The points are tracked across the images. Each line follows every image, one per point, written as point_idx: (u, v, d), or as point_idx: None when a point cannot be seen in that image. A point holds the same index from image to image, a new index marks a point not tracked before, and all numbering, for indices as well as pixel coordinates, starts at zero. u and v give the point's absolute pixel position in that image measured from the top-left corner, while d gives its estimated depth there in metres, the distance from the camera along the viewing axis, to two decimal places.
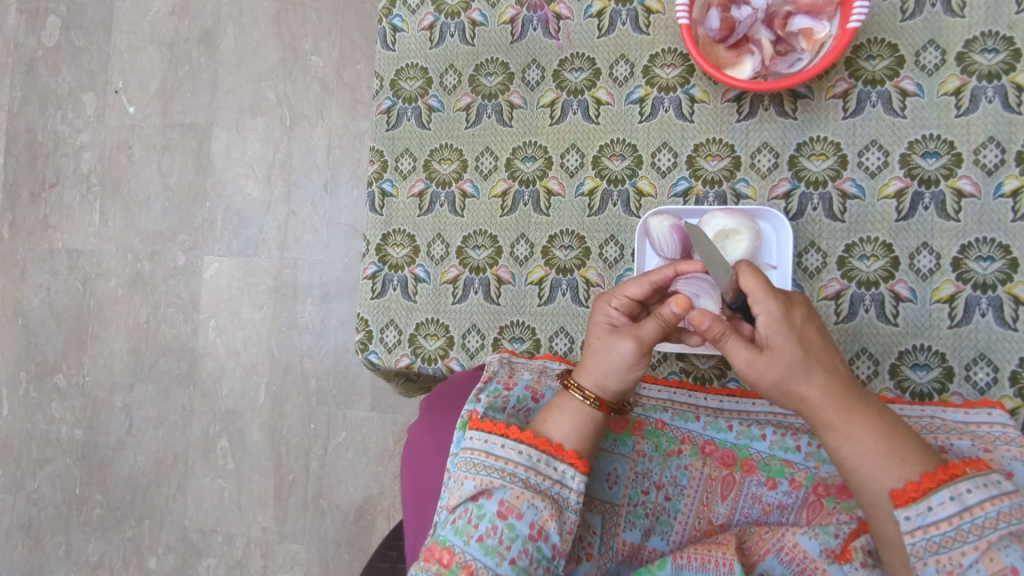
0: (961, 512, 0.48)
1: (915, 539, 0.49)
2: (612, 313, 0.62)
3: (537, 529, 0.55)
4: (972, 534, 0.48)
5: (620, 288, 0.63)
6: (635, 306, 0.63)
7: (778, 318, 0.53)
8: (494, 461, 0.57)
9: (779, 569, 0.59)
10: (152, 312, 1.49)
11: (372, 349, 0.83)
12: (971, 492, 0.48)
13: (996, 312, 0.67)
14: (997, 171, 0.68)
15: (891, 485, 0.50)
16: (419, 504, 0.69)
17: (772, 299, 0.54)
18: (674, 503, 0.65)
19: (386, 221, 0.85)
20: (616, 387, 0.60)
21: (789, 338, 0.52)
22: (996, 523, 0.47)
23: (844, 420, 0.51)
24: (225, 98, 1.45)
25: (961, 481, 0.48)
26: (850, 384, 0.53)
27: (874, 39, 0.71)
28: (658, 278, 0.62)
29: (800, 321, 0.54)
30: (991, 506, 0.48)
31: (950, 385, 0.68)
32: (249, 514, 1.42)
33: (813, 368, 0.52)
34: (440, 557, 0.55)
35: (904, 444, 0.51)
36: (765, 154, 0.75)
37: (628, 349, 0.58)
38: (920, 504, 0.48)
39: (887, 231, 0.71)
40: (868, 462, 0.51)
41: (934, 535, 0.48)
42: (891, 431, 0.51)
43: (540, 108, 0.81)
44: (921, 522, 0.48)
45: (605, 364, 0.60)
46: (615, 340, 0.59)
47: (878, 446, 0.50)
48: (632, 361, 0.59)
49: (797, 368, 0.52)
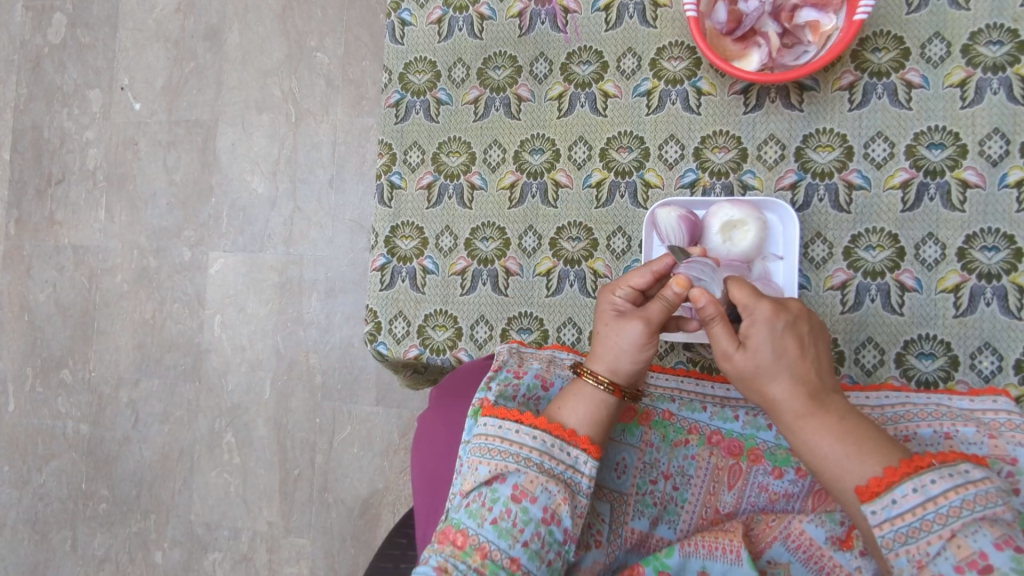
0: (924, 502, 0.47)
1: (884, 532, 0.49)
2: (617, 301, 0.63)
3: (550, 513, 0.56)
4: (936, 523, 0.47)
5: (624, 278, 0.65)
6: (639, 296, 0.64)
7: (762, 321, 0.55)
8: (509, 446, 0.58)
9: (786, 556, 0.60)
10: (158, 308, 1.50)
11: (381, 340, 0.84)
12: (935, 483, 0.48)
13: (1000, 301, 0.68)
14: (1002, 163, 0.68)
15: (855, 482, 0.51)
16: (429, 491, 0.70)
17: (759, 304, 0.56)
18: (682, 492, 0.66)
19: (395, 213, 0.85)
20: (629, 369, 0.61)
21: (766, 341, 0.55)
22: (960, 511, 0.47)
23: (807, 420, 0.54)
24: (230, 94, 1.46)
25: (925, 472, 0.48)
26: (821, 389, 0.55)
27: (879, 31, 0.72)
28: (659, 266, 0.63)
29: (782, 325, 0.56)
30: (955, 495, 0.47)
31: (955, 374, 0.69)
32: (254, 508, 1.42)
33: (783, 370, 0.55)
34: (454, 539, 0.56)
35: (868, 447, 0.51)
36: (771, 146, 0.75)
37: (637, 330, 0.60)
38: (884, 497, 0.49)
39: (893, 221, 0.71)
40: (831, 461, 0.52)
41: (901, 527, 0.48)
42: (857, 434, 0.52)
43: (547, 102, 0.82)
44: (886, 515, 0.49)
45: (616, 348, 0.61)
46: (623, 324, 0.61)
47: (842, 447, 0.52)
48: (641, 341, 0.60)
49: (768, 368, 0.55)
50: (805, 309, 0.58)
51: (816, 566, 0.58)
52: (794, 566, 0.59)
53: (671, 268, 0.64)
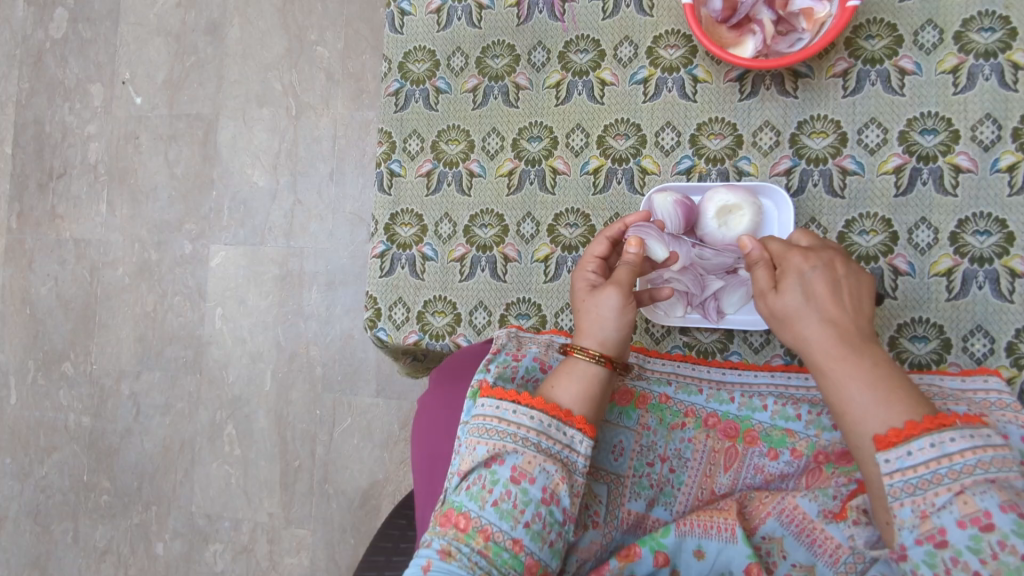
0: (940, 457, 0.48)
1: (893, 480, 0.50)
2: (589, 275, 0.67)
3: (550, 493, 0.57)
4: (947, 478, 0.48)
5: (586, 254, 0.70)
6: (605, 265, 0.70)
7: (792, 268, 0.61)
8: (506, 426, 0.59)
9: (779, 530, 0.61)
10: (159, 301, 1.51)
11: (380, 327, 0.84)
12: (954, 441, 0.49)
13: (992, 284, 0.69)
14: (994, 148, 0.69)
15: (874, 430, 0.52)
16: (429, 472, 0.71)
17: (793, 255, 0.61)
18: (678, 475, 0.67)
19: (394, 201, 0.86)
20: (614, 335, 0.63)
21: (797, 285, 0.59)
22: (973, 469, 0.48)
23: (834, 362, 0.55)
24: (231, 88, 1.46)
25: (947, 431, 0.49)
26: (854, 336, 0.56)
27: (873, 19, 0.72)
28: (612, 233, 0.70)
29: (814, 273, 0.60)
30: (972, 454, 0.48)
31: (948, 356, 0.70)
32: (255, 499, 1.43)
33: (811, 314, 0.58)
34: (457, 522, 0.57)
35: (893, 395, 0.52)
36: (766, 133, 0.76)
37: (613, 296, 0.64)
38: (900, 448, 0.50)
39: (886, 206, 0.72)
40: (851, 404, 0.53)
41: (911, 477, 0.49)
42: (884, 382, 0.53)
43: (545, 90, 0.82)
44: (899, 464, 0.50)
45: (599, 318, 0.64)
46: (598, 294, 0.65)
47: (864, 391, 0.53)
48: (620, 305, 0.63)
49: (799, 309, 0.59)
50: (849, 263, 0.61)
51: (808, 539, 0.59)
52: (788, 540, 0.60)
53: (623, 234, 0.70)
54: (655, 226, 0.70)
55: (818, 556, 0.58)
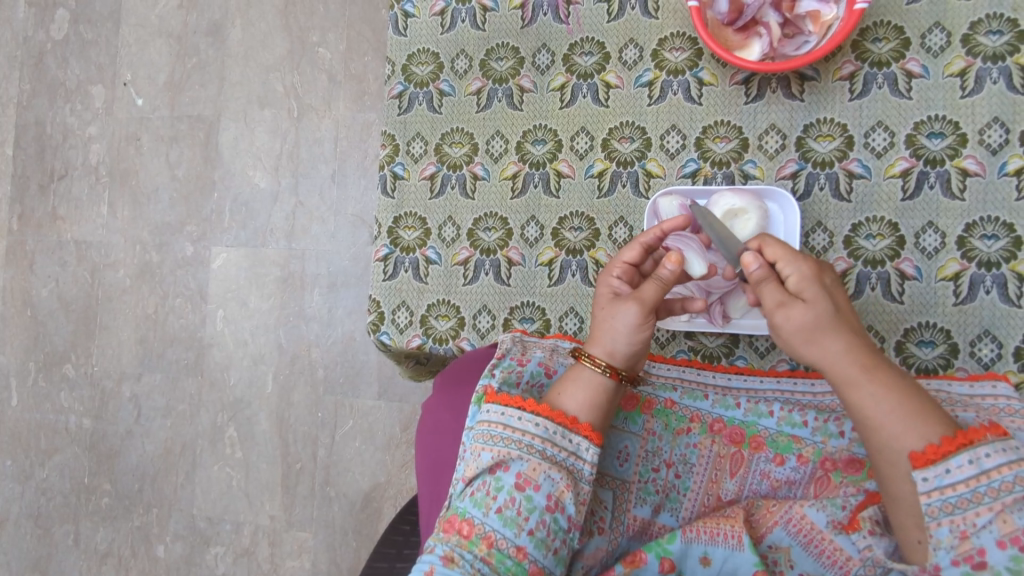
0: (978, 475, 0.49)
1: (931, 500, 0.50)
2: (615, 282, 0.65)
3: (554, 500, 0.57)
4: (987, 496, 0.48)
5: (617, 258, 0.67)
6: (634, 272, 0.67)
7: (808, 276, 0.56)
8: (511, 433, 0.58)
9: (787, 540, 0.60)
10: (160, 303, 1.50)
11: (383, 330, 0.84)
12: (989, 457, 0.49)
13: (1000, 289, 0.68)
14: (1002, 151, 0.68)
15: (911, 446, 0.51)
16: (433, 478, 0.70)
17: (805, 262, 0.57)
18: (684, 480, 0.66)
19: (398, 204, 0.86)
20: (625, 350, 0.62)
21: (819, 295, 0.55)
22: (1011, 486, 0.48)
23: (867, 377, 0.53)
24: (232, 90, 1.46)
25: (980, 446, 0.49)
26: (874, 348, 0.55)
27: (880, 22, 0.72)
28: (648, 240, 0.66)
29: (829, 283, 0.57)
30: (1008, 470, 0.48)
31: (955, 361, 0.70)
32: (257, 502, 1.43)
33: (838, 327, 0.54)
34: (460, 528, 0.57)
35: (924, 410, 0.52)
36: (772, 136, 0.76)
37: (631, 312, 0.61)
38: (939, 466, 0.49)
39: (892, 210, 0.72)
40: (888, 422, 0.51)
41: (950, 497, 0.49)
42: (911, 395, 0.52)
43: (550, 92, 0.82)
44: (938, 483, 0.49)
45: (613, 329, 0.62)
46: (618, 305, 0.62)
47: (899, 406, 0.51)
48: (637, 322, 0.61)
49: (824, 321, 0.54)
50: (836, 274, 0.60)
51: (816, 550, 0.59)
52: (795, 550, 0.60)
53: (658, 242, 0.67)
54: (699, 240, 0.67)
55: (826, 567, 0.58)
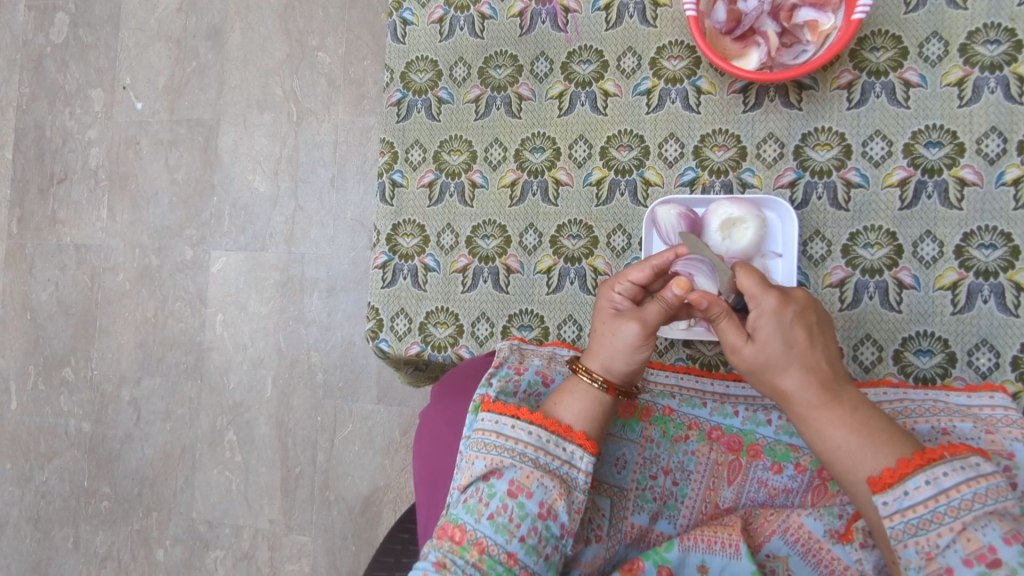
0: (936, 495, 0.49)
1: (894, 523, 0.50)
2: (615, 298, 0.64)
3: (546, 508, 0.57)
4: (947, 516, 0.48)
5: (623, 273, 0.65)
6: (639, 291, 0.65)
7: (770, 313, 0.55)
8: (504, 441, 0.59)
9: (784, 549, 0.60)
10: (160, 306, 1.50)
11: (382, 337, 0.84)
12: (948, 476, 0.49)
13: (998, 298, 0.69)
14: (999, 161, 0.69)
15: (867, 473, 0.52)
16: (431, 486, 0.71)
17: (769, 295, 0.56)
18: (682, 488, 0.67)
19: (397, 211, 0.86)
20: (623, 369, 0.61)
21: (776, 334, 0.55)
22: (971, 505, 0.48)
23: (821, 410, 0.54)
24: (232, 94, 1.46)
25: (938, 465, 0.49)
26: (835, 378, 0.55)
27: (878, 31, 0.72)
28: (659, 262, 0.64)
29: (793, 316, 0.55)
30: (967, 488, 0.48)
31: (952, 370, 0.70)
32: (256, 506, 1.43)
33: (795, 362, 0.55)
34: (452, 534, 0.57)
35: (881, 438, 0.52)
36: (770, 145, 0.76)
37: (632, 331, 0.60)
38: (896, 489, 0.50)
39: (890, 219, 0.72)
40: (844, 453, 0.53)
41: (911, 519, 0.49)
42: (868, 423, 0.53)
43: (547, 100, 0.82)
44: (898, 506, 0.49)
45: (612, 347, 0.62)
46: (618, 323, 0.61)
47: (854, 437, 0.52)
48: (636, 343, 0.60)
49: (779, 360, 0.55)
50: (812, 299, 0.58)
51: (814, 560, 0.59)
52: (793, 560, 0.60)
53: (671, 264, 0.64)
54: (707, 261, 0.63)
55: None
